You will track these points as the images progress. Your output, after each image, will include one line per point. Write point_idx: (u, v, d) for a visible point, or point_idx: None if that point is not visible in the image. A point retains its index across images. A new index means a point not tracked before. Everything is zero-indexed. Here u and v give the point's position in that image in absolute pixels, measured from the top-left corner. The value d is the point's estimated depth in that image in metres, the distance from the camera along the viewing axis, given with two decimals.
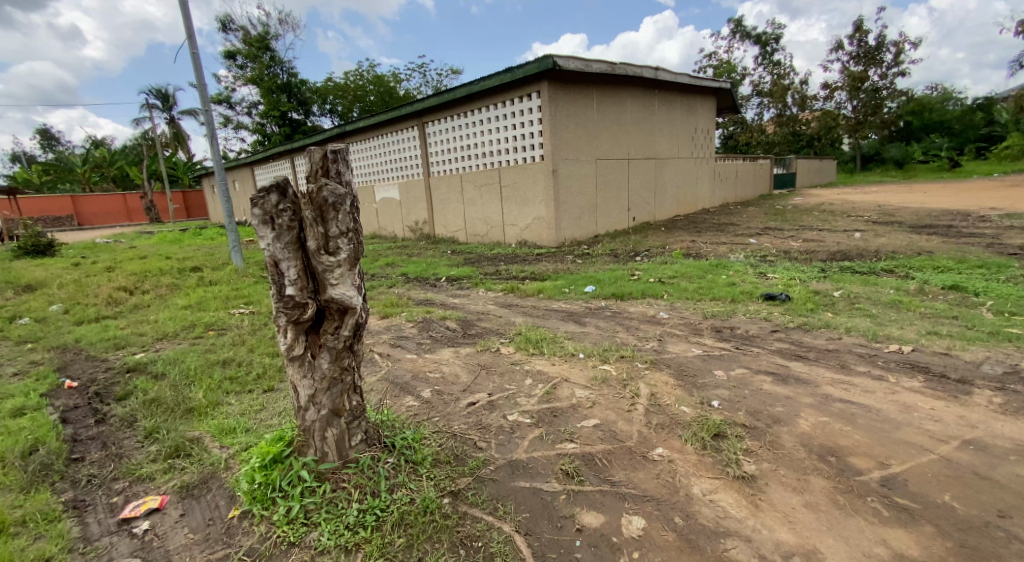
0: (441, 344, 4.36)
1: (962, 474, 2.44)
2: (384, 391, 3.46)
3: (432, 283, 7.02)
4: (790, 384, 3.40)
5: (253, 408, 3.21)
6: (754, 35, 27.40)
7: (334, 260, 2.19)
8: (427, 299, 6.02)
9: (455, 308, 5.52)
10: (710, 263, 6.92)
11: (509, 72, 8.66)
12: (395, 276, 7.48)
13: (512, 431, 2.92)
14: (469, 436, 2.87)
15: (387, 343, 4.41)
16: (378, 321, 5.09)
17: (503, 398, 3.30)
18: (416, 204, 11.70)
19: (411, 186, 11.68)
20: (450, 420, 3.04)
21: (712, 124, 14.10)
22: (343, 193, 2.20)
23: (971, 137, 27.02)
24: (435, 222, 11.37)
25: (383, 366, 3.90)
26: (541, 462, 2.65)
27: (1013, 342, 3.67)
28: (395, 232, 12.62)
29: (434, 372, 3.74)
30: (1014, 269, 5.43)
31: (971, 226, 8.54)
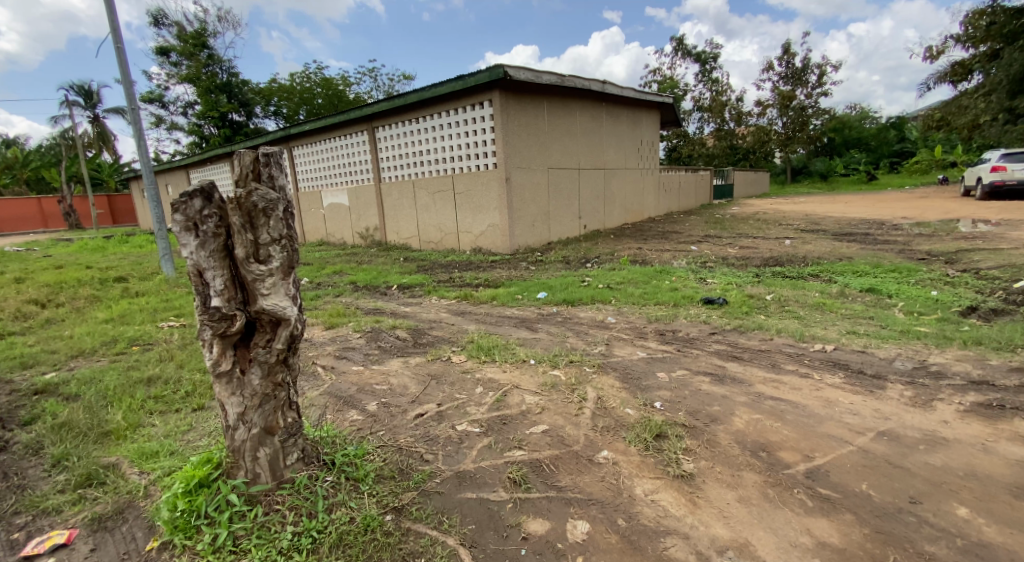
0: (389, 354, 4.27)
1: (878, 463, 2.61)
2: (328, 405, 3.35)
3: (382, 291, 6.89)
4: (726, 384, 3.54)
5: (179, 429, 3.02)
6: (693, 53, 28.72)
7: (265, 268, 2.10)
8: (377, 307, 5.89)
9: (405, 317, 5.43)
10: (655, 269, 7.15)
11: (460, 79, 8.64)
12: (343, 285, 7.29)
13: (460, 442, 2.89)
14: (415, 449, 2.82)
15: (332, 354, 4.28)
16: (324, 332, 4.93)
17: (452, 407, 3.26)
18: (366, 210, 11.45)
19: (361, 191, 11.43)
20: (396, 433, 2.98)
21: (656, 136, 14.62)
22: (275, 198, 2.13)
23: (886, 153, 29.36)
24: (387, 229, 11.15)
25: (326, 379, 3.77)
26: (488, 471, 2.63)
27: (922, 339, 3.99)
28: (344, 239, 12.30)
29: (381, 383, 3.66)
30: (922, 273, 5.92)
31: (886, 234, 9.23)
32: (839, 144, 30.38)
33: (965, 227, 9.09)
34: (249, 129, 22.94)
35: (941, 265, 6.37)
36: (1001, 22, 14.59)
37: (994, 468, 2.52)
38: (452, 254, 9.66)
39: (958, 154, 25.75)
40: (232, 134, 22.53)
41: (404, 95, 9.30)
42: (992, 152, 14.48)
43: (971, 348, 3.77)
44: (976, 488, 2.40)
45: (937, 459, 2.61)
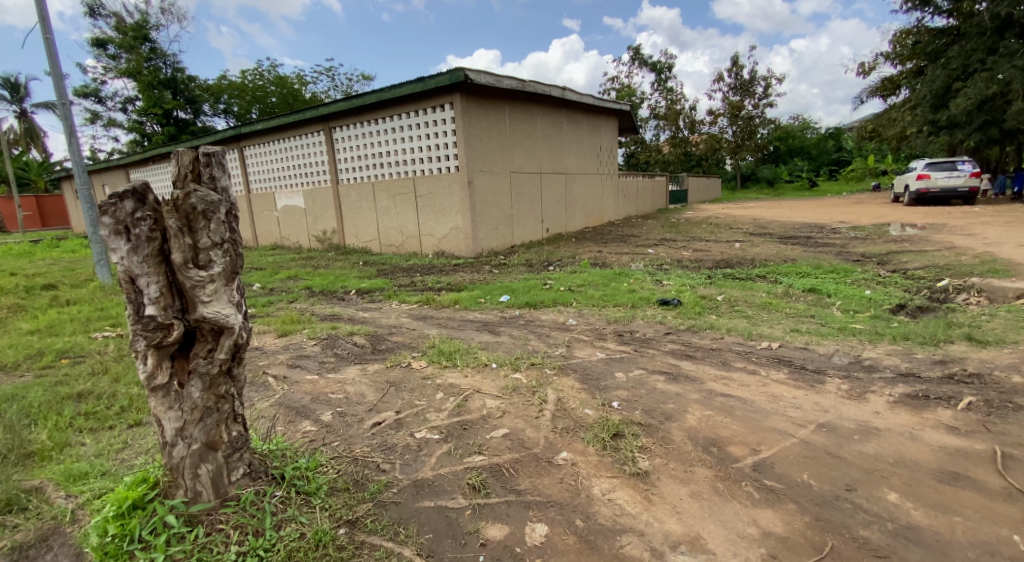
0: (346, 362, 4.18)
1: (818, 454, 2.75)
2: (279, 416, 3.25)
3: (340, 296, 6.74)
4: (680, 382, 3.65)
5: (113, 448, 2.88)
6: (649, 62, 29.53)
7: (205, 274, 2.03)
8: (333, 313, 5.76)
9: (364, 323, 5.33)
10: (614, 272, 7.29)
11: (421, 81, 8.59)
12: (298, 290, 7.10)
13: (418, 450, 2.86)
14: (371, 458, 2.77)
15: (285, 363, 4.15)
16: (276, 340, 4.78)
17: (411, 415, 3.23)
18: (323, 213, 11.19)
19: (318, 193, 11.16)
20: (352, 443, 2.92)
21: (614, 142, 14.95)
22: (215, 200, 2.06)
23: (826, 161, 31.02)
24: (345, 232, 10.92)
25: (278, 390, 3.65)
26: (447, 478, 2.62)
27: (856, 335, 4.23)
28: (300, 242, 11.97)
29: (336, 392, 3.58)
30: (857, 273, 6.28)
31: (825, 237, 9.73)
32: (783, 152, 31.90)
33: (894, 230, 9.71)
34: (195, 127, 22.03)
35: (874, 265, 6.78)
36: (925, 41, 15.65)
37: (921, 454, 2.69)
38: (413, 257, 9.55)
39: (889, 163, 27.49)
40: (177, 132, 21.58)
41: (363, 95, 9.16)
42: (917, 161, 15.56)
43: (900, 343, 4.02)
44: (906, 474, 2.56)
45: (871, 448, 2.77)
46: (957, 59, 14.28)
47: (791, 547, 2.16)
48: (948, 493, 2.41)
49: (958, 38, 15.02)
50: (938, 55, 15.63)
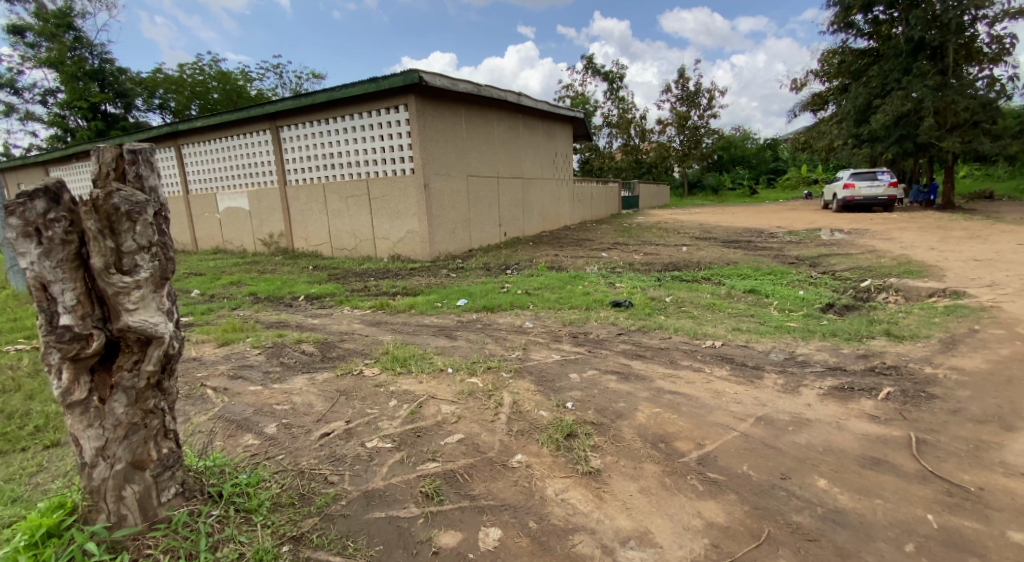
0: (294, 372, 4.07)
1: (756, 446, 2.91)
2: (218, 430, 3.14)
3: (287, 302, 6.55)
4: (630, 381, 3.77)
5: (25, 471, 2.70)
6: (601, 72, 30.23)
7: (130, 280, 1.94)
8: (280, 320, 5.59)
9: (313, 330, 5.21)
10: (569, 275, 7.42)
11: (373, 81, 8.50)
12: (241, 296, 6.85)
13: (370, 459, 2.82)
14: (319, 471, 2.72)
15: (226, 375, 4.00)
16: (217, 350, 4.60)
17: (363, 424, 3.19)
18: (269, 215, 10.81)
19: (264, 195, 10.78)
20: (298, 456, 2.86)
21: (569, 148, 15.24)
22: (142, 200, 1.97)
23: (764, 171, 32.70)
24: (294, 235, 10.60)
25: (218, 402, 3.51)
26: (399, 487, 2.60)
27: (791, 333, 4.49)
28: (244, 246, 11.52)
29: (282, 403, 3.49)
30: (793, 275, 6.66)
31: (764, 241, 10.25)
32: (726, 161, 33.37)
33: (825, 235, 10.34)
34: (126, 123, 20.82)
35: (807, 267, 7.21)
36: (849, 61, 16.77)
37: (847, 442, 2.89)
38: (368, 261, 9.40)
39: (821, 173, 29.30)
40: (106, 128, 20.28)
41: (312, 94, 9.00)
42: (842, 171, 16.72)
43: (829, 339, 4.30)
44: (834, 462, 2.74)
45: (803, 438, 2.95)
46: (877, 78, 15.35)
47: (732, 536, 2.28)
48: (870, 477, 2.60)
49: (878, 59, 16.17)
50: (860, 74, 16.78)
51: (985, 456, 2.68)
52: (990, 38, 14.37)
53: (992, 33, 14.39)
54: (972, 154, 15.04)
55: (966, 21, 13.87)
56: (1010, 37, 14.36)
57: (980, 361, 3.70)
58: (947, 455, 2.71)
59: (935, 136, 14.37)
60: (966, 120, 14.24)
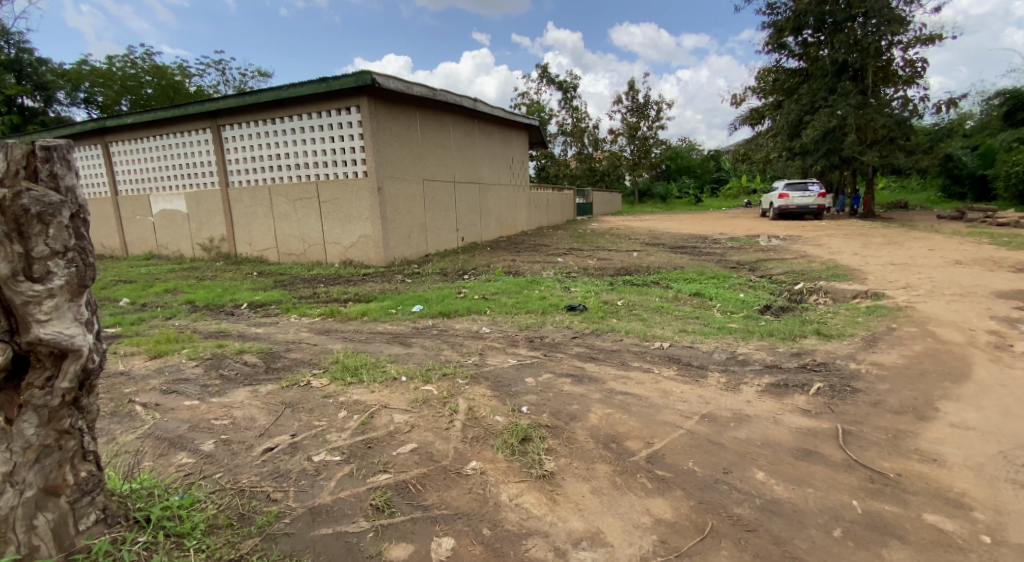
0: (235, 384, 3.92)
1: (700, 442, 3.05)
2: (147, 449, 2.99)
3: (228, 311, 6.31)
4: (584, 383, 3.86)
5: None
6: (555, 81, 30.79)
7: (43, 288, 1.80)
8: (220, 330, 5.38)
9: (257, 339, 5.04)
10: (526, 280, 7.51)
11: (324, 81, 8.35)
12: (177, 305, 6.55)
13: (317, 474, 2.76)
14: (261, 488, 2.63)
15: (158, 390, 3.81)
16: (148, 363, 4.37)
17: (310, 437, 3.12)
18: (209, 218, 10.36)
19: (203, 197, 10.32)
20: (239, 473, 2.75)
21: (525, 154, 15.40)
22: (56, 202, 1.84)
23: (708, 181, 34.21)
24: (238, 239, 10.20)
25: (147, 420, 3.34)
26: (348, 502, 2.54)
27: (732, 333, 4.73)
28: (181, 251, 10.99)
29: (221, 418, 3.37)
30: (735, 279, 7.00)
31: (708, 247, 10.71)
32: (673, 170, 34.63)
33: (763, 241, 10.90)
34: (46, 117, 19.40)
35: (748, 272, 7.59)
36: (782, 79, 17.80)
37: (782, 435, 3.07)
38: (318, 266, 9.17)
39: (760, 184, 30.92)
40: (22, 122, 18.70)
41: (258, 92, 8.74)
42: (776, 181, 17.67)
43: (766, 339, 4.55)
44: (771, 455, 2.90)
45: (743, 433, 3.11)
46: (807, 96, 16.33)
47: (678, 531, 2.37)
48: (803, 468, 2.77)
49: (807, 78, 17.26)
50: (792, 92, 17.83)
51: (902, 444, 2.91)
52: (905, 62, 15.58)
53: (906, 58, 15.61)
54: (889, 168, 16.18)
55: (883, 46, 15.02)
56: (921, 61, 15.62)
57: (896, 356, 4.02)
58: (869, 445, 2.92)
59: (858, 151, 15.45)
60: (884, 136, 15.36)
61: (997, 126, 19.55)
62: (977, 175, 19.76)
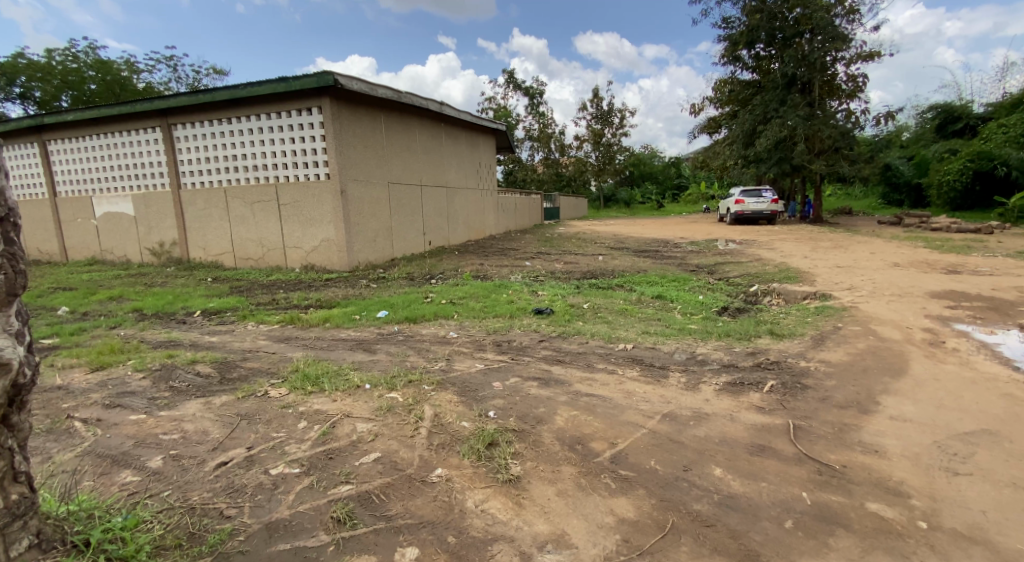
0: (186, 396, 3.80)
1: (662, 441, 3.12)
2: (86, 468, 2.87)
3: (180, 319, 6.10)
4: (550, 386, 3.91)
5: None
6: (522, 87, 31.03)
7: None
8: (170, 340, 5.21)
9: (209, 349, 4.90)
10: (494, 284, 7.53)
11: (284, 81, 8.22)
12: (123, 313, 6.29)
13: (274, 488, 2.70)
14: (214, 505, 2.56)
15: (100, 404, 3.65)
16: (90, 376, 4.19)
17: (267, 449, 3.05)
18: (159, 222, 9.97)
19: (152, 199, 9.93)
20: (189, 490, 2.67)
21: (492, 159, 15.44)
22: None
23: (669, 187, 35.09)
24: (191, 243, 9.87)
25: (88, 437, 3.20)
26: (307, 515, 2.50)
27: (692, 334, 4.86)
28: (129, 256, 10.55)
29: (170, 432, 3.26)
30: (694, 281, 7.20)
31: (670, 251, 11.00)
32: (637, 176, 35.37)
33: (721, 245, 11.26)
34: None
35: (707, 275, 7.81)
36: (737, 91, 18.40)
37: (738, 432, 3.18)
38: (277, 271, 8.97)
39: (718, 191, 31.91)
40: None
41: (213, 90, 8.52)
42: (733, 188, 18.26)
43: (724, 339, 4.70)
44: (727, 451, 3.00)
45: (702, 431, 3.21)
46: (759, 106, 16.92)
47: (641, 529, 2.43)
48: (757, 463, 2.88)
49: (759, 90, 17.86)
50: (747, 102, 18.43)
51: (847, 437, 3.06)
52: (847, 77, 16.33)
53: (848, 73, 16.38)
54: (835, 176, 16.96)
55: (828, 61, 15.79)
56: (862, 77, 16.43)
57: (842, 353, 4.22)
58: (817, 439, 3.06)
59: (807, 159, 16.14)
60: (830, 146, 16.10)
61: (931, 138, 20.77)
62: (912, 184, 20.76)
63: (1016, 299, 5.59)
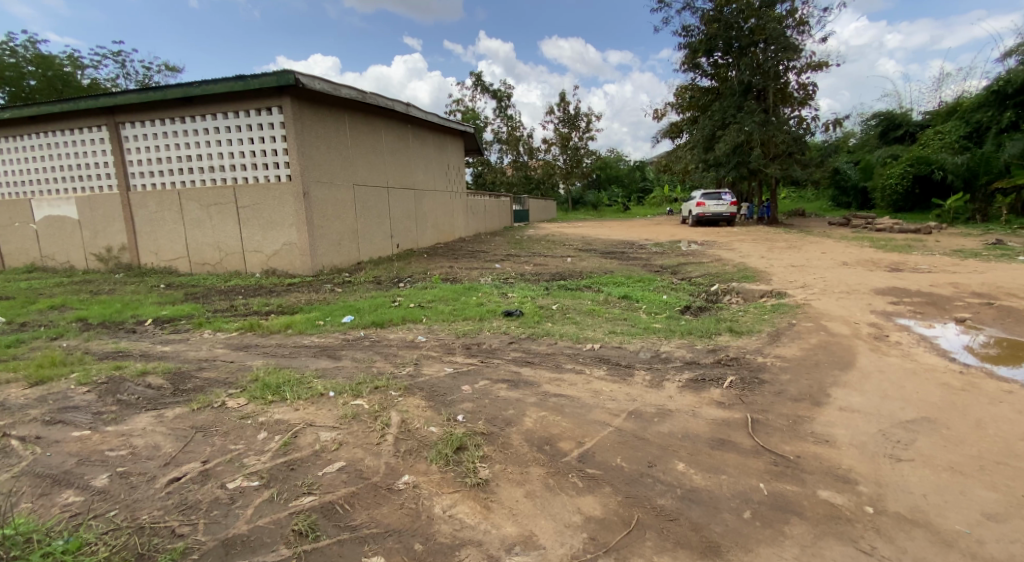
0: (135, 410, 3.66)
1: (628, 438, 3.19)
2: (24, 490, 2.75)
3: (129, 328, 5.87)
4: (519, 388, 3.94)
5: None
6: (490, 90, 31.11)
7: None
8: (118, 350, 5.01)
9: (161, 359, 4.74)
10: (464, 286, 7.54)
11: (242, 79, 8.05)
12: (66, 323, 6.02)
13: (231, 502, 2.64)
14: (165, 524, 2.48)
15: (39, 421, 3.50)
16: (28, 391, 3.99)
17: (223, 463, 2.97)
18: (105, 226, 9.57)
19: (98, 202, 9.52)
20: (137, 510, 2.58)
21: (460, 161, 15.42)
22: None
23: (635, 191, 35.78)
24: (141, 248, 9.50)
25: (25, 456, 3.07)
26: (267, 529, 2.46)
27: (656, 333, 4.98)
28: (72, 261, 10.08)
29: (117, 448, 3.14)
30: (659, 282, 7.35)
31: (636, 252, 11.21)
32: (604, 180, 35.92)
33: (684, 246, 11.56)
34: None
35: (671, 275, 7.99)
36: (698, 97, 18.88)
37: (700, 427, 3.27)
38: (236, 276, 8.75)
39: (680, 194, 32.67)
40: None
41: (166, 88, 8.25)
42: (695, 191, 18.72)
43: (686, 337, 4.83)
44: (690, 446, 3.09)
45: (665, 427, 3.29)
46: (718, 112, 17.43)
47: (607, 527, 2.47)
48: (717, 456, 2.97)
49: (718, 97, 18.36)
50: (707, 108, 18.92)
51: (801, 428, 3.19)
52: (798, 86, 16.98)
53: (800, 82, 17.02)
54: (790, 180, 17.61)
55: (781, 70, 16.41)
56: (812, 86, 17.10)
57: (796, 348, 4.40)
58: (774, 431, 3.18)
59: (762, 164, 16.71)
60: (783, 151, 16.69)
61: (875, 144, 21.82)
62: (860, 188, 21.72)
63: (952, 294, 5.94)
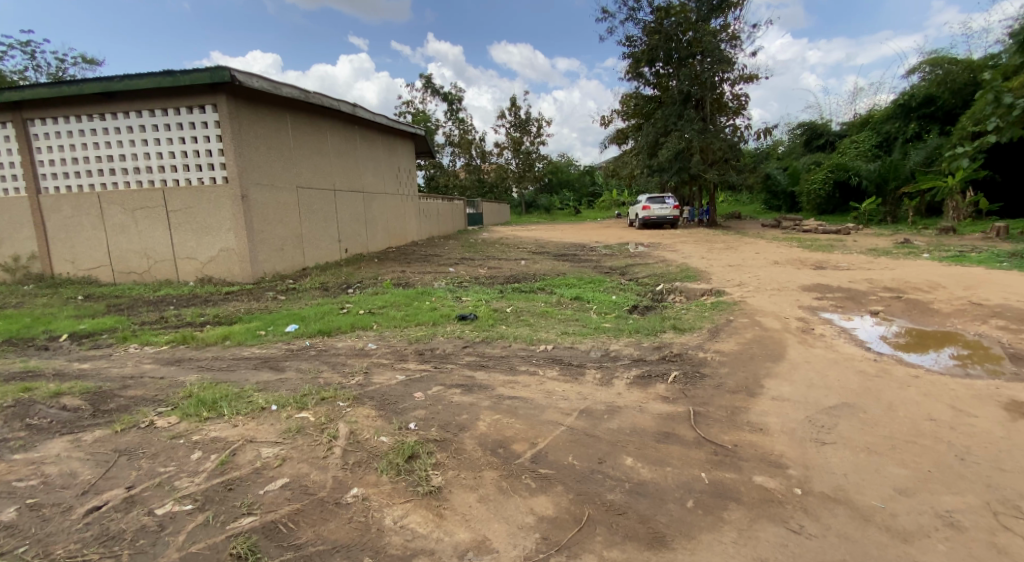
0: (47, 435, 3.45)
1: (579, 437, 3.28)
2: None
3: (42, 345, 5.49)
4: (473, 392, 3.97)
5: None
6: (441, 92, 31.05)
7: None
8: (28, 370, 4.68)
9: (80, 378, 4.47)
10: (416, 291, 7.50)
11: (170, 75, 7.70)
12: None
13: (161, 529, 2.54)
14: (85, 556, 2.37)
15: None
16: None
17: (152, 487, 2.85)
18: (13, 233, 8.88)
19: (5, 206, 8.83)
20: (52, 543, 2.46)
21: (411, 164, 15.31)
22: None
23: (585, 194, 36.50)
24: (56, 256, 8.89)
25: None
26: (204, 554, 2.39)
27: (606, 332, 5.13)
28: None
29: (27, 478, 2.96)
30: (608, 283, 7.54)
31: (586, 254, 11.45)
32: (555, 184, 36.47)
33: (631, 248, 11.91)
34: None
35: (619, 276, 8.20)
36: (642, 104, 19.47)
37: (646, 422, 3.40)
38: (167, 285, 8.36)
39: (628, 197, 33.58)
40: None
41: (86, 84, 7.80)
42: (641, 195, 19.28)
43: (634, 336, 5.00)
44: (637, 441, 3.21)
45: (615, 424, 3.40)
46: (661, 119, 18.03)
47: (559, 525, 2.54)
48: (663, 449, 3.10)
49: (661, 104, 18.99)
50: (650, 115, 19.54)
51: (738, 419, 3.38)
52: (732, 97, 17.86)
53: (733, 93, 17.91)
54: (726, 184, 18.38)
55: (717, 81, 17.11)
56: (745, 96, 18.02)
57: (734, 343, 4.64)
58: (713, 423, 3.35)
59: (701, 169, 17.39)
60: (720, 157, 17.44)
61: (801, 151, 23.22)
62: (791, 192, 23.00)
63: (869, 289, 6.42)
